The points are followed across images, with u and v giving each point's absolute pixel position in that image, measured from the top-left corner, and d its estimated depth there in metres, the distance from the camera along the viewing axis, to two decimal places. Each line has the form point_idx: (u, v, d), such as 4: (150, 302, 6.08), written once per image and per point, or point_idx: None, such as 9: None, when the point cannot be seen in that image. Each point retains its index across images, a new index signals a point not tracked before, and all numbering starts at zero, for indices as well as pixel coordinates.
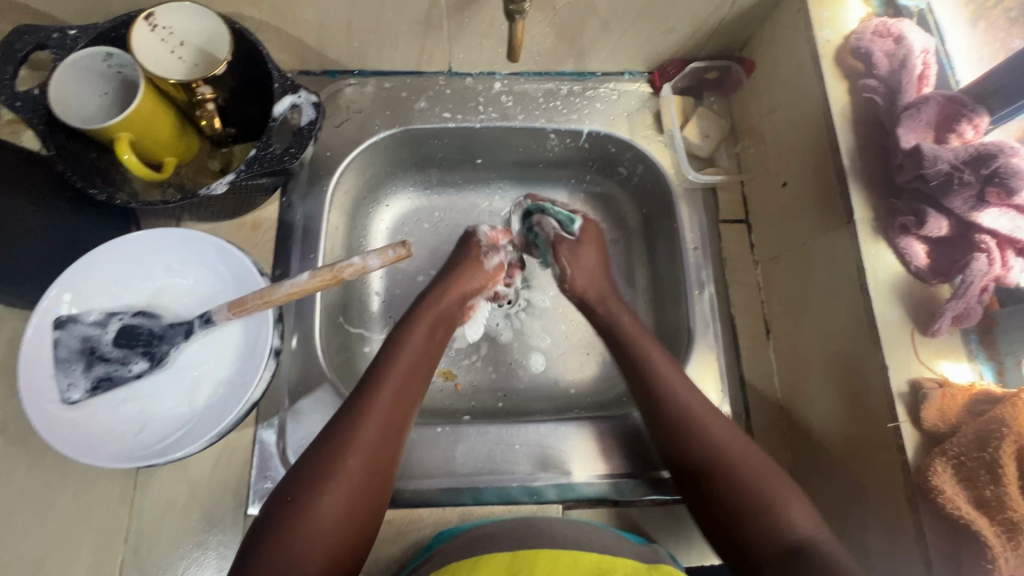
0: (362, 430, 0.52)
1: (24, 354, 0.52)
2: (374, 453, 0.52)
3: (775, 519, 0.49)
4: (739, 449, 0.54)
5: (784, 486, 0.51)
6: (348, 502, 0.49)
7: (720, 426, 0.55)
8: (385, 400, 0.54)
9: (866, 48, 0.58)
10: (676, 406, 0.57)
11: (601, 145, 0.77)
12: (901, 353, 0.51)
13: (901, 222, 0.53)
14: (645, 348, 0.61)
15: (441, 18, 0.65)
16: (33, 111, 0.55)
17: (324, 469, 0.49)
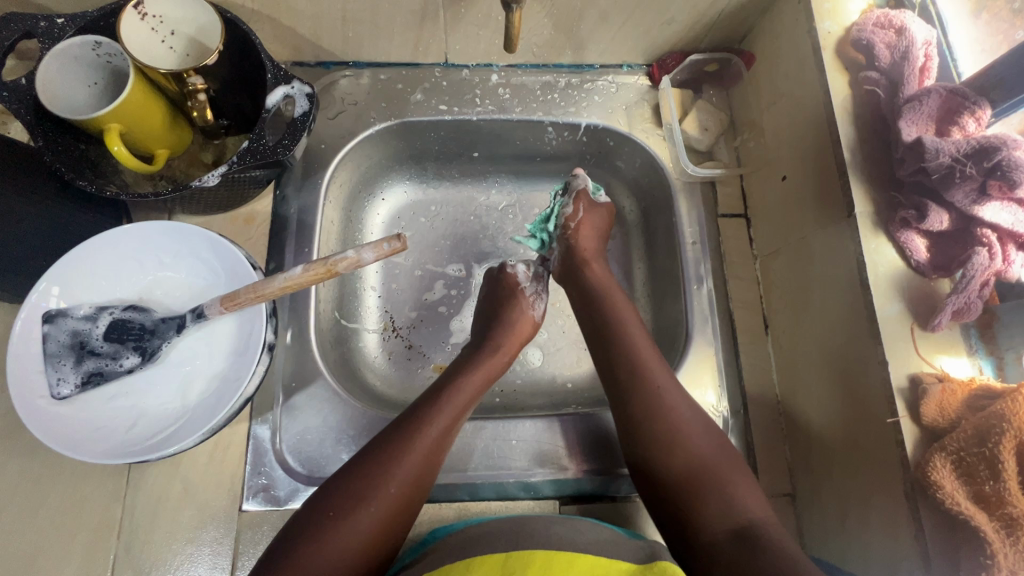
0: (407, 462, 0.52)
1: (12, 348, 0.51)
2: (414, 484, 0.52)
3: (727, 500, 0.50)
4: (698, 436, 0.55)
5: None
6: (380, 527, 0.49)
7: (684, 411, 0.57)
8: (435, 434, 0.54)
9: (867, 39, 0.57)
10: (646, 391, 0.57)
11: (599, 138, 0.76)
12: (900, 348, 0.51)
13: (902, 215, 0.52)
14: (624, 339, 0.61)
15: (437, 8, 0.64)
16: (19, 101, 0.54)
17: (365, 492, 0.49)
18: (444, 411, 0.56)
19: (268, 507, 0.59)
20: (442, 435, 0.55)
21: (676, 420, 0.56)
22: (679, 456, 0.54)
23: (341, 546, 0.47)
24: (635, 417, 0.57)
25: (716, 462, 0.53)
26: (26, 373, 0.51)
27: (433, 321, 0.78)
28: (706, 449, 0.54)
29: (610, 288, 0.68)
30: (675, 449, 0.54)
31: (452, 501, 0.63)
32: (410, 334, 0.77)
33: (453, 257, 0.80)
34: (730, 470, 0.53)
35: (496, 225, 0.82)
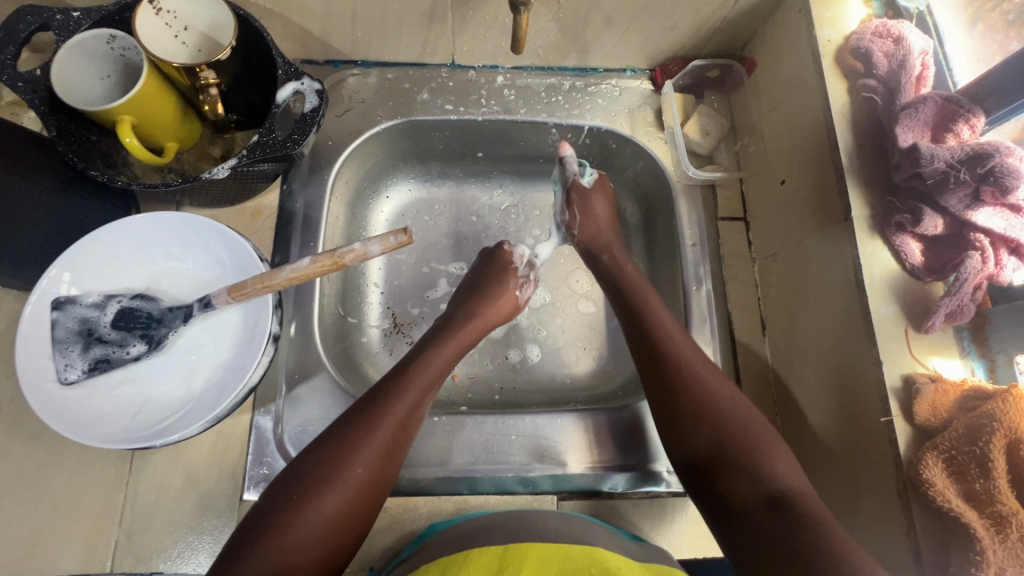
0: (372, 442, 0.52)
1: (23, 333, 0.52)
2: (381, 463, 0.52)
3: (761, 470, 0.51)
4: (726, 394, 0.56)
5: (769, 439, 0.53)
6: (344, 510, 0.49)
7: (722, 396, 0.56)
8: (396, 413, 0.54)
9: (866, 48, 0.58)
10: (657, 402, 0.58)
11: (602, 140, 0.78)
12: (894, 347, 0.52)
13: (897, 220, 0.53)
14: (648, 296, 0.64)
15: (445, 9, 0.66)
16: (33, 92, 0.55)
17: (331, 468, 0.50)
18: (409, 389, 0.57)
19: None
20: (405, 415, 0.55)
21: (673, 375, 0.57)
22: (715, 433, 0.54)
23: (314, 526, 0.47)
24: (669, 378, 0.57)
25: (750, 428, 0.53)
26: (35, 358, 0.52)
27: (435, 319, 0.79)
28: (751, 421, 0.54)
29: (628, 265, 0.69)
30: (704, 424, 0.54)
31: (450, 493, 0.63)
32: (412, 330, 0.78)
33: (455, 255, 0.82)
34: (771, 443, 0.53)
35: (498, 225, 0.83)
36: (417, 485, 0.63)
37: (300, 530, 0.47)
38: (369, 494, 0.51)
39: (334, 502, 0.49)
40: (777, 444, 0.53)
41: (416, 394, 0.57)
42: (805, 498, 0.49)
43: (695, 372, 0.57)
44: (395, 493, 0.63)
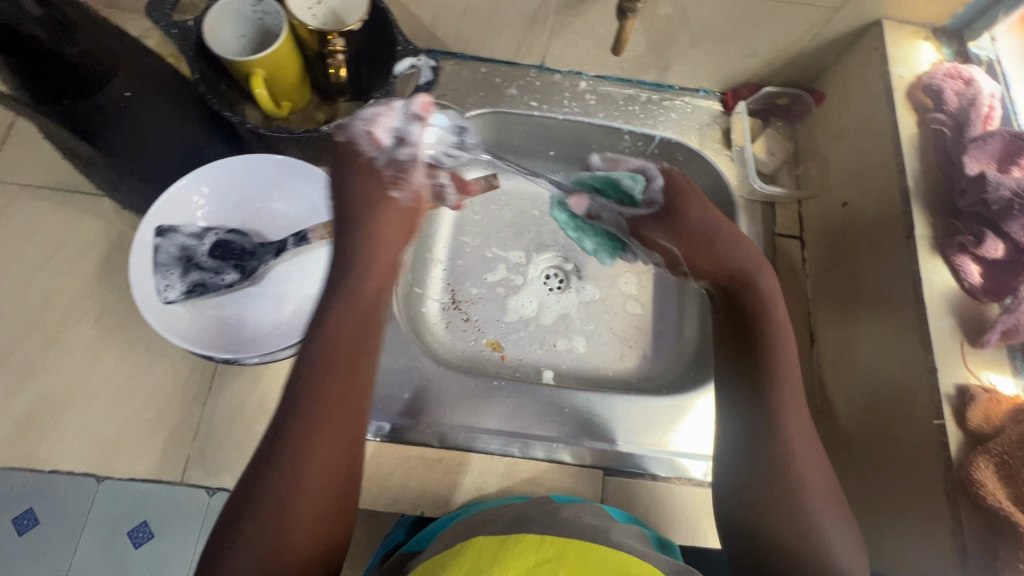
0: (314, 451, 0.47)
1: (135, 252, 0.57)
2: (338, 469, 0.47)
3: (821, 541, 0.52)
4: (804, 450, 0.55)
5: (830, 506, 0.54)
6: (312, 521, 0.45)
7: (810, 469, 0.55)
8: (332, 405, 0.49)
9: (938, 85, 0.63)
10: (779, 401, 0.57)
11: (669, 152, 0.83)
12: (949, 358, 0.55)
13: (959, 240, 0.57)
14: (768, 327, 0.62)
15: (548, 14, 0.72)
16: (184, 40, 0.62)
17: (274, 495, 0.45)
18: (338, 370, 0.51)
19: None
20: (330, 405, 0.49)
21: (761, 427, 0.57)
22: (784, 506, 0.53)
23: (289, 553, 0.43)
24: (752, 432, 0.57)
25: (810, 501, 0.53)
26: (141, 278, 0.57)
27: (491, 301, 0.84)
28: (817, 488, 0.54)
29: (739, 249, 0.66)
30: (786, 486, 0.54)
31: (501, 454, 0.65)
32: (468, 308, 0.84)
33: (515, 245, 0.87)
34: (827, 504, 0.54)
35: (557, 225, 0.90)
36: (471, 442, 0.66)
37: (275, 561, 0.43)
38: (339, 501, 0.47)
39: (302, 522, 0.45)
40: (837, 510, 0.54)
41: (337, 373, 0.50)
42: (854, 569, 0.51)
43: (782, 419, 0.57)
44: (451, 446, 0.65)
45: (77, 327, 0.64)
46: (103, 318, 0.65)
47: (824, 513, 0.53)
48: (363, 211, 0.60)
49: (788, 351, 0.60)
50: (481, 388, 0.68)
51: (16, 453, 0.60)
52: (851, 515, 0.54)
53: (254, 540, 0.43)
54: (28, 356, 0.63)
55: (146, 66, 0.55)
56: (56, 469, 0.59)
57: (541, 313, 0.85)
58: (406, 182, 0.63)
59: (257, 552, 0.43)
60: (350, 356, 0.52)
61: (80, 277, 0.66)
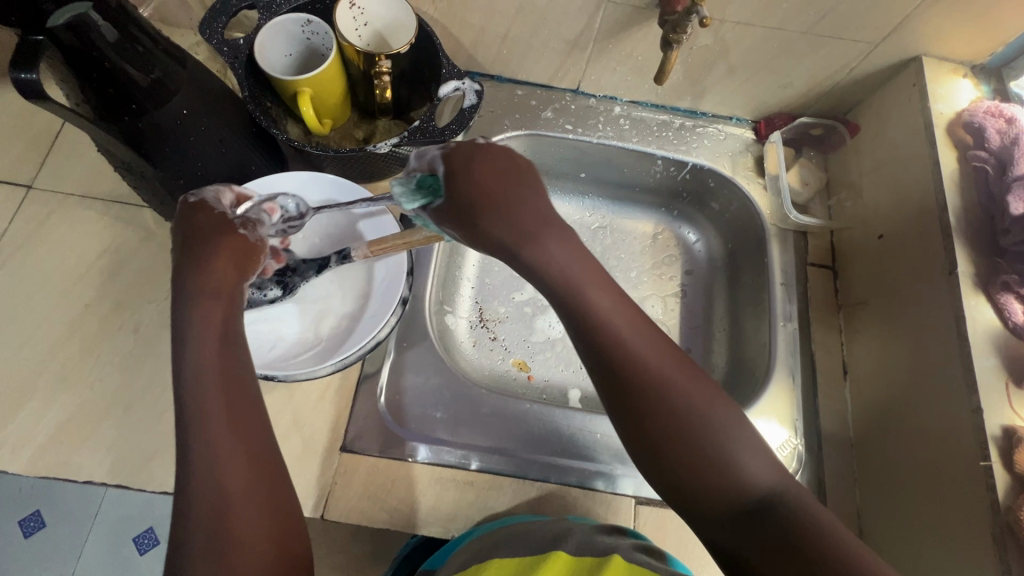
0: (228, 469, 0.43)
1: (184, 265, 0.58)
2: (255, 461, 0.45)
3: (744, 476, 0.44)
4: (676, 374, 0.46)
5: (729, 426, 0.45)
6: (257, 505, 0.43)
7: (687, 382, 0.45)
8: (229, 409, 0.45)
9: (979, 123, 0.64)
10: (632, 355, 0.45)
11: (701, 178, 0.84)
12: (994, 398, 0.54)
13: (1004, 279, 0.57)
14: (601, 313, 0.45)
15: (589, 40, 0.74)
16: (234, 57, 0.63)
17: (203, 494, 0.42)
18: (222, 374, 0.46)
19: (365, 452, 0.63)
20: (223, 398, 0.45)
21: (633, 374, 0.45)
22: (686, 433, 0.44)
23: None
24: (636, 390, 0.45)
25: (708, 430, 0.44)
26: None
27: (518, 321, 0.85)
28: (700, 409, 0.45)
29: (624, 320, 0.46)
30: (672, 418, 0.44)
31: (536, 478, 0.65)
32: (496, 327, 0.84)
33: None
34: (719, 423, 0.45)
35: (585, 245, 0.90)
36: (504, 465, 0.65)
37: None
38: (280, 505, 0.45)
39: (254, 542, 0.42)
40: (741, 432, 0.45)
41: (218, 377, 0.46)
42: (807, 506, 0.43)
43: (634, 349, 0.45)
44: (485, 469, 0.65)
45: (115, 337, 0.65)
46: (141, 329, 0.65)
47: (715, 426, 0.45)
48: (210, 235, 0.51)
49: (635, 339, 0.46)
50: (515, 410, 0.69)
51: (48, 462, 0.59)
52: (757, 432, 0.46)
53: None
54: (65, 364, 0.63)
55: (202, 82, 0.56)
56: (90, 481, 0.59)
57: (568, 334, 0.85)
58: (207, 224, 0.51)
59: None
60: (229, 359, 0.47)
61: (120, 287, 0.67)
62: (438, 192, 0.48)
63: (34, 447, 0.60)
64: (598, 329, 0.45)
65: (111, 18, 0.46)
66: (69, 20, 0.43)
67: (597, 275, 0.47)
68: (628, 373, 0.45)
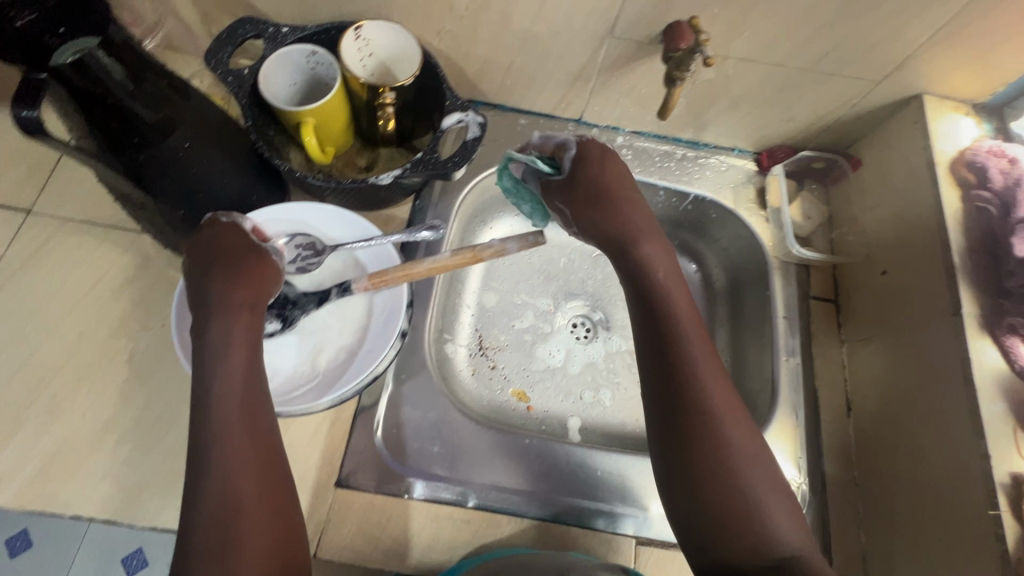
0: (243, 485, 0.44)
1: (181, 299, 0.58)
2: (267, 476, 0.46)
3: (766, 535, 0.46)
4: (737, 436, 0.49)
5: (768, 491, 0.48)
6: (262, 520, 0.44)
7: (739, 433, 0.49)
8: (247, 428, 0.46)
9: (982, 163, 0.64)
10: (700, 396, 0.50)
11: (703, 209, 0.84)
12: (1003, 444, 0.54)
13: (1009, 321, 0.57)
14: (667, 303, 0.54)
15: (593, 73, 0.74)
16: (239, 88, 0.63)
17: (217, 501, 0.43)
18: (244, 390, 0.48)
19: (361, 487, 0.62)
20: (243, 409, 0.47)
21: (698, 418, 0.49)
22: (724, 487, 0.47)
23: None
24: (688, 424, 0.49)
25: (749, 486, 0.47)
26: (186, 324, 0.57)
27: (518, 349, 0.84)
28: (745, 458, 0.48)
29: (677, 285, 0.55)
30: (722, 476, 0.47)
31: (538, 517, 0.64)
32: (495, 355, 0.83)
33: (543, 292, 0.87)
34: (765, 482, 0.48)
35: (586, 272, 0.89)
36: (503, 502, 0.64)
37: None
38: (284, 527, 0.46)
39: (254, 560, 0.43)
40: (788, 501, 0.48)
41: (241, 395, 0.47)
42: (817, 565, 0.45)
43: (711, 406, 0.49)
44: (484, 507, 0.64)
45: (108, 366, 0.64)
46: (135, 359, 0.64)
47: (748, 472, 0.48)
48: (237, 246, 0.53)
49: (691, 332, 0.52)
50: (513, 446, 0.67)
51: (35, 497, 0.58)
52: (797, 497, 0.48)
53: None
54: (58, 394, 0.62)
55: (204, 115, 0.57)
56: (78, 516, 0.58)
57: (569, 363, 0.84)
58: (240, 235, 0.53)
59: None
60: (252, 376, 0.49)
61: (115, 315, 0.66)
62: (563, 166, 0.60)
63: (23, 480, 0.58)
64: (662, 324, 0.53)
65: (117, 54, 0.47)
66: (76, 57, 0.44)
67: (688, 310, 0.54)
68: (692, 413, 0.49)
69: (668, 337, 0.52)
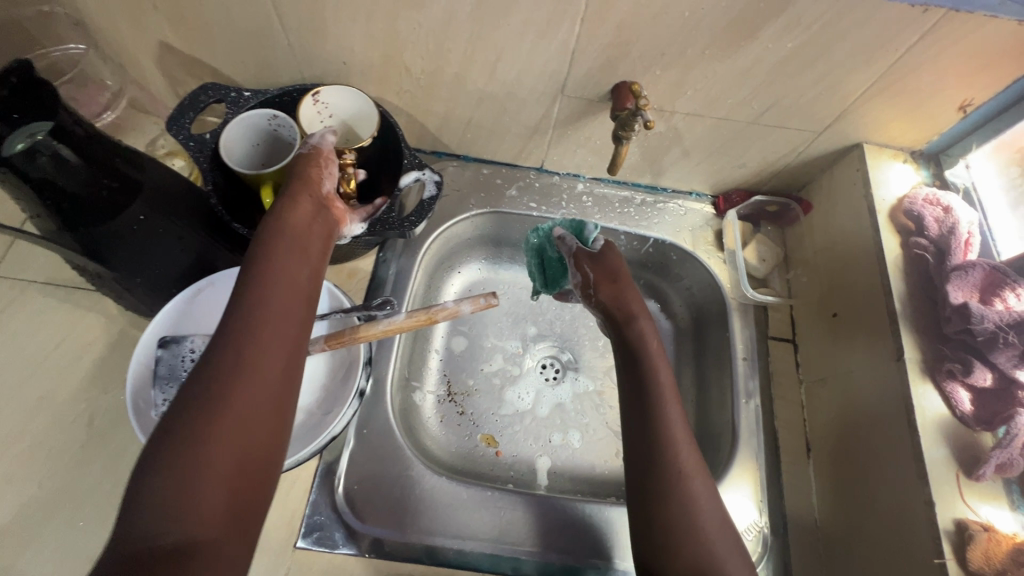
0: (259, 374, 0.44)
1: (135, 367, 0.57)
2: (284, 378, 0.46)
3: None
4: (707, 498, 0.54)
5: (728, 559, 0.52)
6: (255, 419, 0.43)
7: (706, 492, 0.55)
8: (275, 329, 0.47)
9: (918, 211, 0.67)
10: (671, 450, 0.56)
11: (663, 251, 0.85)
12: (946, 490, 0.55)
13: (949, 367, 0.59)
14: (652, 370, 0.62)
15: (549, 127, 0.76)
16: (200, 152, 0.64)
17: (231, 376, 0.43)
18: (288, 294, 0.49)
19: (322, 548, 0.62)
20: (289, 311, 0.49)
21: (668, 474, 0.55)
22: (691, 541, 0.52)
23: (202, 495, 0.38)
24: (664, 473, 0.55)
25: (716, 543, 0.52)
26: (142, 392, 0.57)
27: (487, 393, 0.84)
28: (711, 519, 0.53)
29: (660, 355, 0.64)
30: (687, 534, 0.52)
31: (494, 571, 0.64)
32: (464, 401, 0.83)
33: (511, 334, 0.88)
34: (733, 554, 0.52)
35: (554, 313, 0.91)
36: (460, 555, 0.64)
37: (188, 496, 0.38)
38: (264, 451, 0.43)
39: (223, 460, 0.40)
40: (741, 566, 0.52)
41: (286, 300, 0.49)
42: None
43: (684, 470, 0.55)
44: (441, 563, 0.64)
45: (65, 430, 0.63)
46: (95, 422, 0.64)
47: (711, 527, 0.53)
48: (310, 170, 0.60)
49: (672, 386, 0.62)
50: (474, 497, 0.67)
51: None
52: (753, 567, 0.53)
53: (177, 460, 0.39)
54: (11, 461, 0.62)
55: (161, 186, 0.58)
56: None
57: (536, 405, 0.84)
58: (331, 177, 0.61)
59: (176, 474, 0.38)
60: (298, 289, 0.50)
61: (73, 377, 0.66)
62: (592, 245, 0.76)
63: None
64: (644, 383, 0.62)
65: (70, 138, 0.49)
66: (28, 143, 0.46)
67: (665, 368, 0.63)
68: (660, 464, 0.56)
69: (645, 405, 0.60)
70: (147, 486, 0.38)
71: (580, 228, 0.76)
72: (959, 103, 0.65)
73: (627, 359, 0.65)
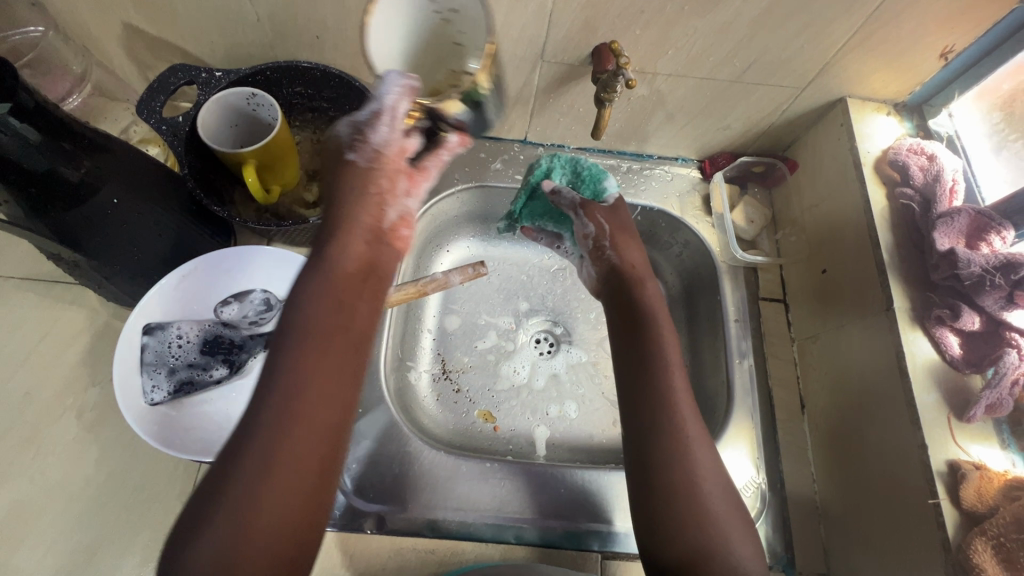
0: (298, 425, 0.41)
1: (120, 355, 0.57)
2: (326, 424, 0.42)
3: (715, 539, 0.51)
4: (700, 448, 0.55)
5: (726, 511, 0.53)
6: (297, 474, 0.40)
7: (698, 436, 0.55)
8: (320, 387, 0.43)
9: (903, 161, 0.67)
10: (666, 397, 0.57)
11: (651, 219, 0.85)
12: (938, 432, 0.56)
13: (937, 313, 0.60)
14: (654, 323, 0.63)
15: (530, 96, 0.75)
16: (174, 135, 0.61)
17: (272, 431, 0.40)
18: (333, 339, 0.45)
19: None
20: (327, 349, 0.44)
21: (660, 421, 0.56)
22: (683, 483, 0.53)
23: (247, 553, 0.38)
24: (658, 419, 0.56)
25: (708, 490, 0.53)
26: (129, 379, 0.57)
27: (482, 370, 0.84)
28: (705, 465, 0.54)
29: (661, 309, 0.65)
30: (679, 477, 0.53)
31: (497, 540, 0.65)
32: (459, 378, 0.83)
33: (504, 310, 0.88)
34: (725, 503, 0.53)
35: (545, 286, 0.90)
36: (462, 527, 0.64)
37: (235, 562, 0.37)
38: (308, 512, 0.40)
39: (270, 516, 0.39)
40: (739, 518, 0.53)
41: (324, 339, 0.44)
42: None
43: (680, 418, 0.56)
44: (445, 535, 0.64)
45: (53, 425, 0.62)
46: (83, 415, 0.63)
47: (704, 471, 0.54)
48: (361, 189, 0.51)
49: (671, 343, 0.61)
50: (476, 469, 0.67)
51: None
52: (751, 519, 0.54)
53: (224, 518, 0.38)
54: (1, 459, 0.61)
55: (132, 166, 0.56)
56: None
57: (531, 379, 0.84)
58: (395, 200, 0.53)
59: (224, 534, 0.38)
60: (342, 355, 0.45)
61: (57, 372, 0.65)
62: (608, 198, 0.73)
63: None
64: (647, 341, 0.62)
65: (32, 118, 0.47)
66: None
67: (667, 321, 0.64)
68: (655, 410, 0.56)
69: (643, 360, 0.60)
70: (196, 546, 0.38)
71: (591, 176, 0.74)
72: (940, 51, 0.65)
73: (628, 313, 0.65)
